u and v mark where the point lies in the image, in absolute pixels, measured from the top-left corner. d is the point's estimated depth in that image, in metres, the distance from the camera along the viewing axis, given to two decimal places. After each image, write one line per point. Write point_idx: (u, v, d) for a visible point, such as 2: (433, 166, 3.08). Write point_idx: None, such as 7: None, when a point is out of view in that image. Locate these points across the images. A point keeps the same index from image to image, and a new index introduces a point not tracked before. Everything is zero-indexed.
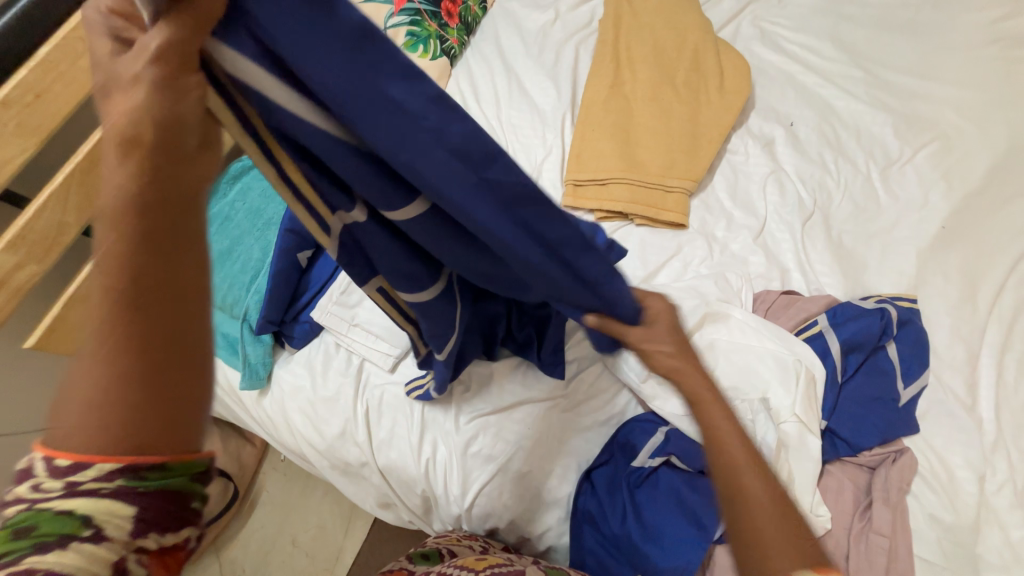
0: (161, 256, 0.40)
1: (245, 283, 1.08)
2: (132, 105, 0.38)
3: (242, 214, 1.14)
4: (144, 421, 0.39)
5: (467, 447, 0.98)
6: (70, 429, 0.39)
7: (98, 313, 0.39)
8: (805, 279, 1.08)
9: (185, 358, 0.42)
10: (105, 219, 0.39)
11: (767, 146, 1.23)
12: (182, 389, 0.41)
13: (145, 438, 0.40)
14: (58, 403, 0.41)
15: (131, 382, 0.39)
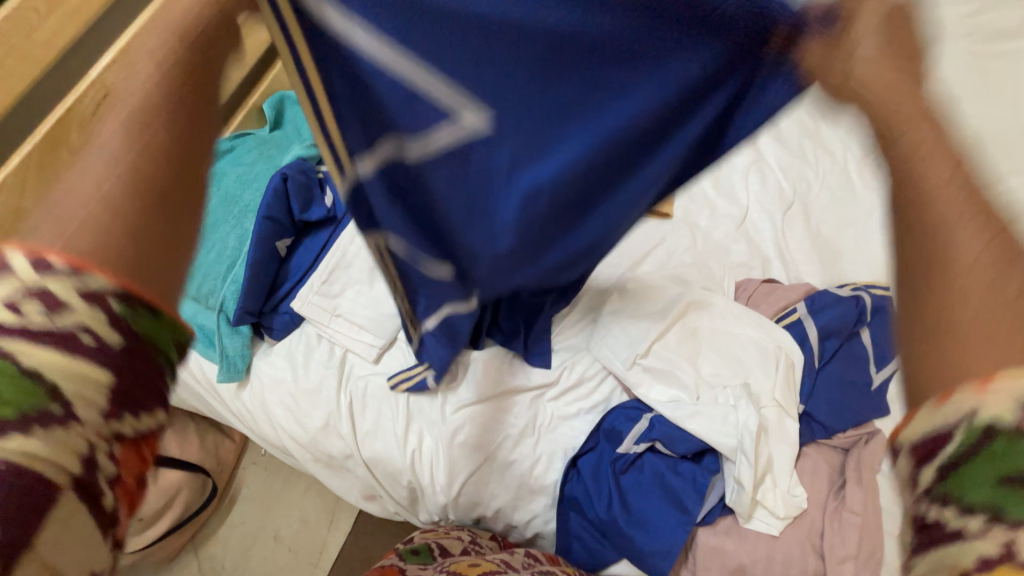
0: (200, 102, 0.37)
1: (221, 272, 1.04)
2: None
3: (216, 200, 1.09)
4: (153, 264, 0.34)
5: (453, 438, 0.97)
6: (62, 242, 0.32)
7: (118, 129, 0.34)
8: (784, 268, 1.10)
9: (196, 198, 0.36)
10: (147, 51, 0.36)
11: (749, 136, 1.24)
12: (190, 229, 0.36)
13: (143, 275, 0.33)
14: (44, 219, 0.33)
15: (142, 208, 0.34)
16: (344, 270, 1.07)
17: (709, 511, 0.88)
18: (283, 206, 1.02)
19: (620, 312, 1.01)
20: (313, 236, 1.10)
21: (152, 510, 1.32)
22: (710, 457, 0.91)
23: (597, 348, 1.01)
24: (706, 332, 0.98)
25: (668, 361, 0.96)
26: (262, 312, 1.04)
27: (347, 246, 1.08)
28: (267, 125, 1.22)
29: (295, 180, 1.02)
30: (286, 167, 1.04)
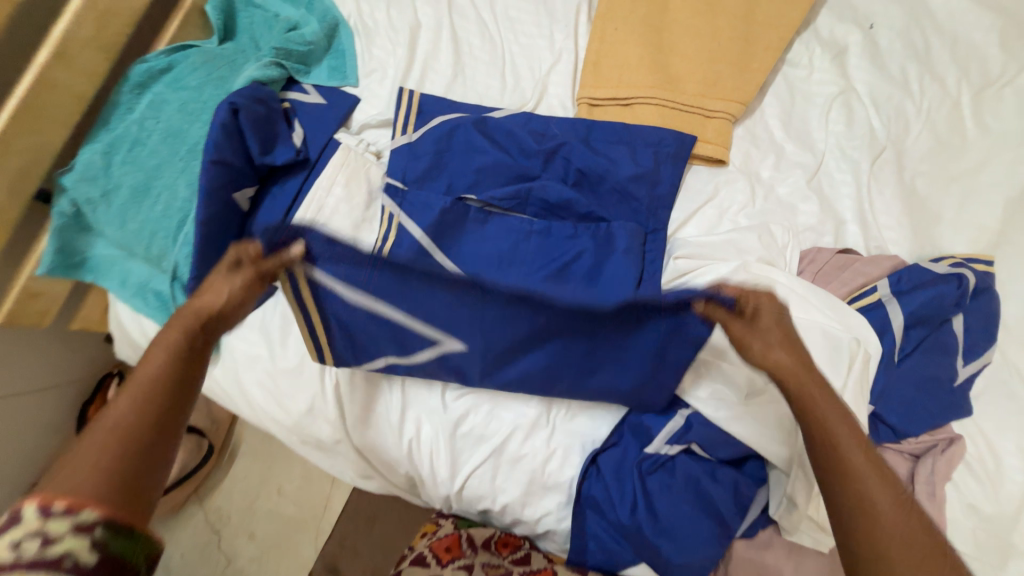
0: (166, 383, 0.57)
1: (171, 230, 0.84)
2: (231, 292, 0.68)
3: (157, 135, 0.86)
4: (101, 480, 0.48)
5: (457, 427, 0.85)
6: (86, 482, 0.47)
7: (119, 418, 0.53)
8: (864, 233, 0.88)
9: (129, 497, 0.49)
10: (162, 357, 0.59)
11: (836, 58, 0.95)
12: (152, 480, 0.51)
13: (124, 491, 0.48)
14: (63, 468, 0.49)
15: (112, 488, 0.48)
16: (320, 227, 0.86)
17: (750, 523, 0.77)
18: (236, 146, 0.79)
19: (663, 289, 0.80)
20: (280, 185, 0.86)
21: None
22: (752, 464, 0.79)
23: None
24: None
25: (719, 354, 0.78)
26: None
27: (323, 198, 0.86)
28: (216, 37, 0.95)
29: (248, 113, 0.80)
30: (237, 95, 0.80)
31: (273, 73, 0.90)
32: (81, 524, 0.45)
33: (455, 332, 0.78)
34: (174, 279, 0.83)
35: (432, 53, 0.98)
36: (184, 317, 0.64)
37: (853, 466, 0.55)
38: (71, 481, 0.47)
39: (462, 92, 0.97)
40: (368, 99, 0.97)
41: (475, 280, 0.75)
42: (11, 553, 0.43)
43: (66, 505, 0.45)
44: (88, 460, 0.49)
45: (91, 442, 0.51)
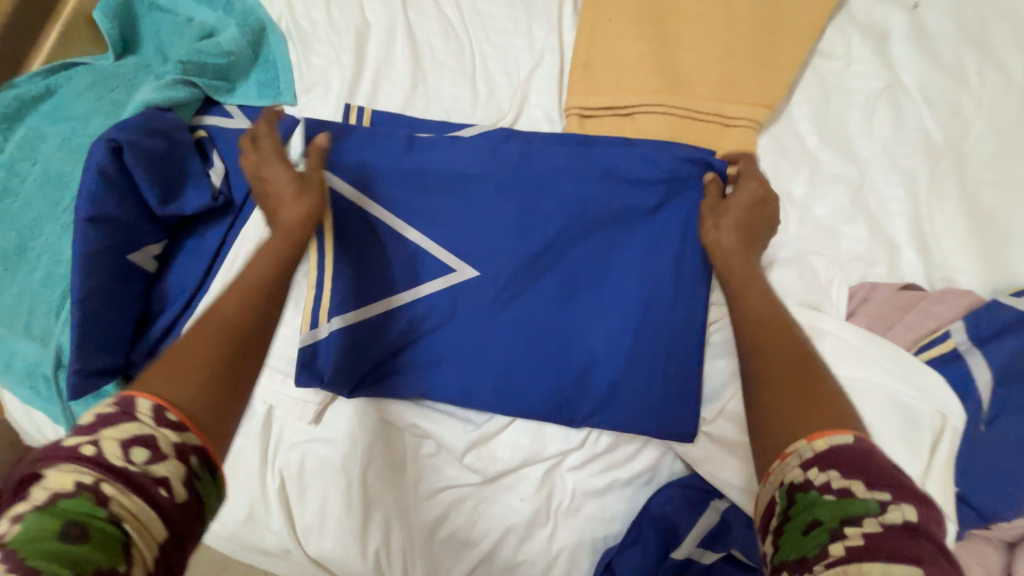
0: (254, 310, 0.50)
1: (52, 302, 0.66)
2: (308, 215, 0.60)
3: (32, 182, 0.68)
4: (199, 391, 0.42)
5: (435, 530, 0.69)
6: (182, 386, 0.42)
7: (234, 318, 0.48)
8: (924, 260, 0.72)
9: (227, 391, 0.44)
10: (245, 293, 0.51)
11: (876, 46, 0.79)
12: (228, 408, 0.44)
13: (209, 414, 0.42)
14: (165, 366, 0.43)
15: (209, 394, 0.43)
16: None
17: None
18: (125, 195, 0.62)
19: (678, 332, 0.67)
20: (198, 236, 0.70)
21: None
22: None
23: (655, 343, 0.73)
24: None
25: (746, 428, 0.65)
26: None
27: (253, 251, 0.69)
28: (111, 53, 0.77)
29: (138, 150, 0.62)
30: (121, 128, 0.62)
31: (180, 94, 0.71)
32: (178, 445, 0.39)
33: (472, 195, 0.71)
34: (58, 367, 0.65)
35: (385, 59, 0.80)
36: (292, 227, 0.59)
37: (795, 346, 0.53)
38: (181, 388, 0.42)
39: (423, 106, 0.79)
40: (309, 120, 0.79)
41: (492, 173, 0.71)
42: (115, 461, 0.36)
43: (182, 420, 0.40)
44: (193, 359, 0.44)
45: (197, 344, 0.45)
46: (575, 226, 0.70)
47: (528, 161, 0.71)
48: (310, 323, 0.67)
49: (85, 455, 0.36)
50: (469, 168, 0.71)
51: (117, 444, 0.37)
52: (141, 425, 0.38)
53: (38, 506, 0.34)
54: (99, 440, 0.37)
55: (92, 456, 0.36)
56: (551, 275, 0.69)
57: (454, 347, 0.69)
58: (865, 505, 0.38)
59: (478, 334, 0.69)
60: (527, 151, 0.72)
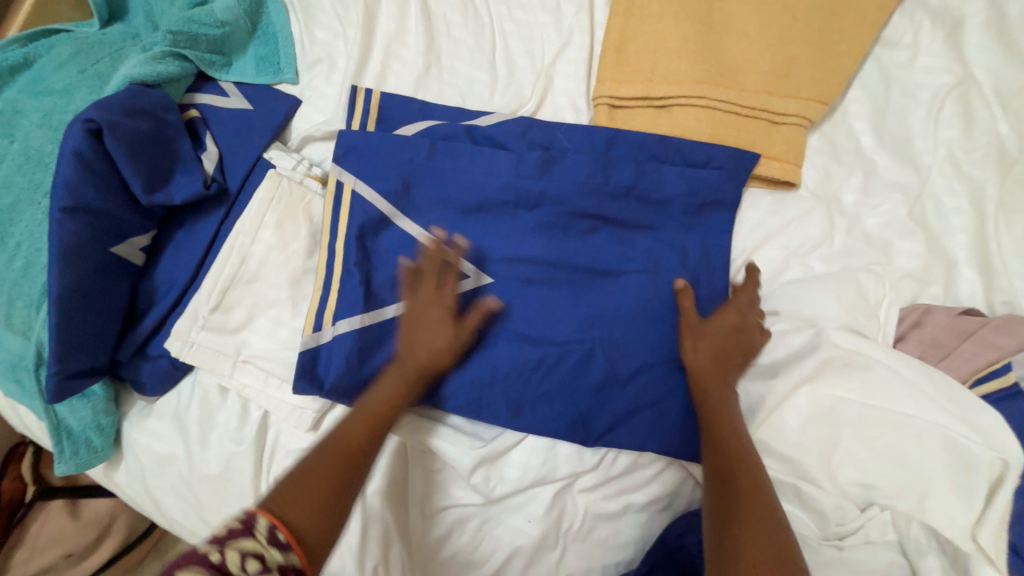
0: (375, 431, 0.58)
1: (32, 294, 0.61)
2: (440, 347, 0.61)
3: (10, 162, 0.63)
4: (314, 518, 0.50)
5: (438, 550, 0.66)
6: (294, 505, 0.50)
7: (352, 436, 0.57)
8: (985, 282, 0.64)
9: (333, 519, 0.52)
10: (373, 414, 0.59)
11: (950, 36, 0.68)
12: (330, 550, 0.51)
13: (318, 556, 0.49)
14: (297, 479, 0.52)
15: (321, 520, 0.51)
16: (248, 286, 0.65)
17: None
18: (105, 182, 0.56)
19: None
20: (188, 227, 0.65)
21: (83, 544, 1.00)
22: None
23: None
24: (851, 412, 0.57)
25: (780, 460, 0.59)
26: (117, 361, 0.63)
27: (247, 247, 0.64)
28: (97, 20, 0.70)
29: (120, 133, 0.56)
30: (101, 108, 0.56)
31: (168, 69, 0.64)
32: (282, 565, 0.45)
33: (489, 200, 0.65)
34: (39, 365, 0.61)
35: (396, 35, 0.72)
36: (406, 365, 0.61)
37: (750, 467, 0.53)
38: (308, 516, 0.50)
39: (437, 89, 0.72)
40: (312, 101, 0.72)
41: (512, 176, 0.65)
42: (234, 569, 0.41)
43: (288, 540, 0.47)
44: (318, 484, 0.53)
45: (320, 472, 0.54)
46: (598, 234, 0.65)
47: (553, 164, 0.65)
48: (313, 325, 0.63)
49: (213, 561, 0.41)
50: (490, 169, 0.65)
51: (237, 554, 0.42)
52: (257, 543, 0.45)
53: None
54: (225, 547, 0.43)
55: (217, 564, 0.41)
56: (568, 285, 0.65)
57: (462, 360, 0.64)
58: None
59: (491, 349, 0.64)
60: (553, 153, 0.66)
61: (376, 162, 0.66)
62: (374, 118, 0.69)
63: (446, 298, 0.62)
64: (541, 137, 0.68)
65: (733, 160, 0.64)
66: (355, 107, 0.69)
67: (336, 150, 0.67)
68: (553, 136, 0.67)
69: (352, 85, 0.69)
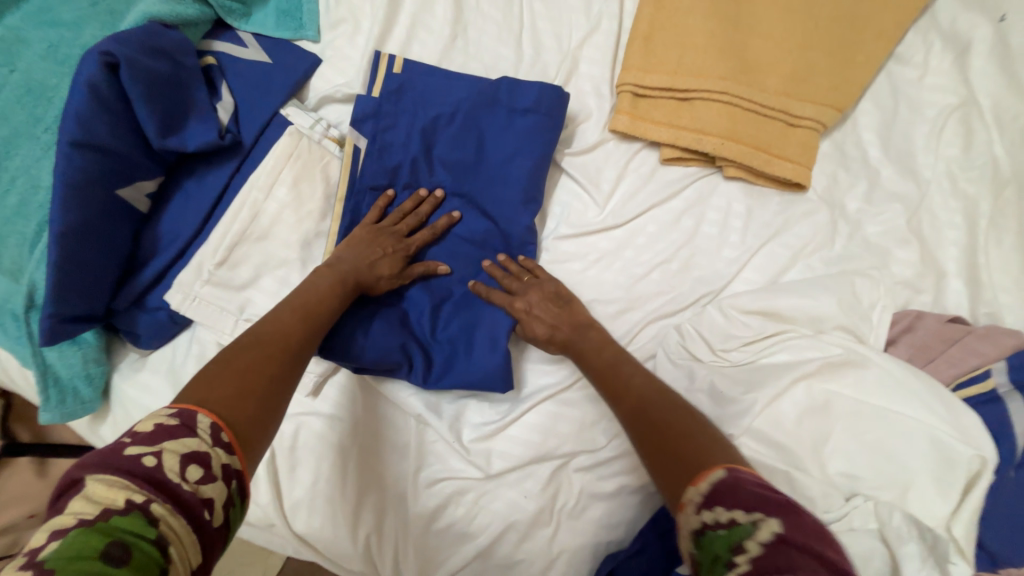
0: (288, 326, 0.53)
1: (25, 232, 0.58)
2: (326, 269, 0.59)
3: (9, 92, 0.59)
4: (249, 398, 0.44)
5: (432, 521, 0.65)
6: (213, 395, 0.43)
7: (276, 326, 0.52)
8: (970, 293, 0.67)
9: (274, 369, 0.48)
10: (279, 318, 0.53)
11: (957, 59, 0.71)
12: (270, 409, 0.45)
13: (246, 423, 0.42)
14: (206, 375, 0.45)
15: (247, 374, 0.46)
16: (258, 243, 0.63)
17: None
18: (118, 120, 0.55)
19: (696, 342, 0.67)
20: (198, 177, 0.63)
21: (49, 506, 0.92)
22: None
23: (674, 350, 0.67)
24: (843, 406, 0.59)
25: (776, 447, 0.60)
26: (113, 310, 0.61)
27: (261, 203, 0.63)
28: None
29: (137, 69, 0.55)
30: (119, 42, 0.54)
31: (188, 11, 0.63)
32: (225, 467, 0.39)
33: (485, 186, 0.68)
34: (30, 307, 0.58)
35: (424, 3, 0.71)
36: (338, 265, 0.60)
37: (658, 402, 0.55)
38: (230, 400, 0.43)
39: (462, 62, 0.71)
40: (333, 61, 0.71)
41: (507, 166, 0.67)
42: (170, 478, 0.36)
43: (232, 441, 0.40)
44: (229, 375, 0.45)
45: (246, 355, 0.48)
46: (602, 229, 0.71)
47: (542, 163, 0.66)
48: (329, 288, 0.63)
49: (145, 466, 0.35)
50: (488, 154, 0.67)
51: (176, 459, 0.36)
52: (197, 443, 0.38)
53: (87, 518, 0.33)
54: (161, 450, 0.36)
55: (149, 469, 0.35)
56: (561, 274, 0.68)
57: (466, 332, 0.65)
58: (745, 530, 0.37)
59: (493, 327, 0.65)
60: (535, 138, 0.66)
61: (394, 131, 0.66)
62: (397, 77, 0.66)
63: (405, 241, 0.64)
64: (522, 114, 0.66)
65: (741, 161, 0.68)
66: (377, 71, 0.66)
67: (355, 115, 0.66)
68: (533, 117, 0.66)
69: (375, 50, 0.67)
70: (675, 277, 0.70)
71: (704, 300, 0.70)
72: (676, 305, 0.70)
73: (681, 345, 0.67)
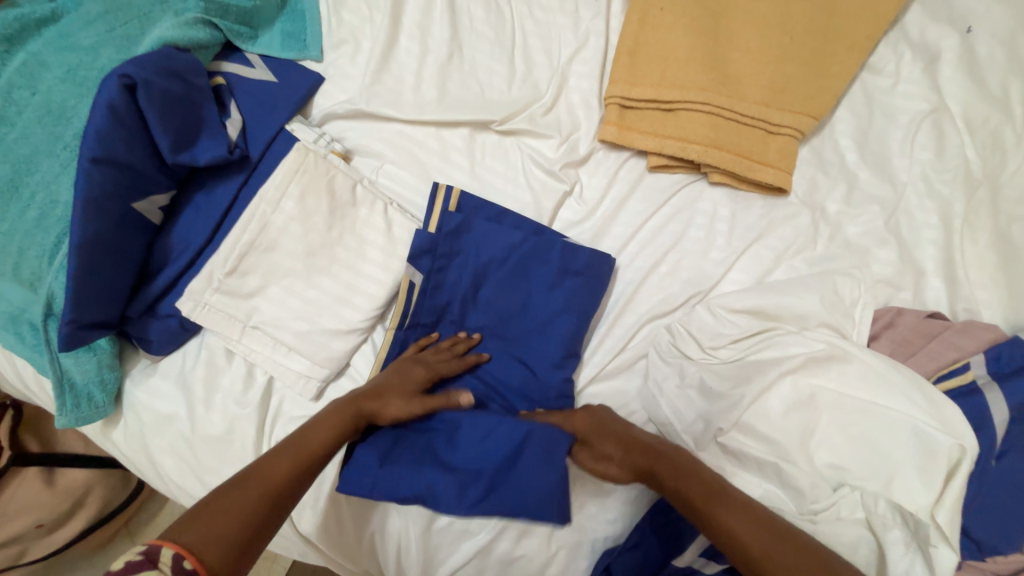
0: (280, 459, 0.54)
1: (44, 245, 0.61)
2: (337, 405, 0.61)
3: (30, 112, 0.63)
4: (224, 534, 0.47)
5: (432, 521, 0.66)
6: (190, 532, 0.46)
7: (271, 464, 0.54)
8: (949, 290, 0.70)
9: (261, 510, 0.50)
10: (276, 452, 0.55)
11: (926, 68, 0.75)
12: (248, 545, 0.48)
13: (218, 556, 0.46)
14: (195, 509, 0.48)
15: (231, 519, 0.48)
16: (265, 252, 0.66)
17: None
18: (134, 136, 0.58)
19: (687, 340, 0.69)
20: (207, 190, 0.66)
21: (55, 514, 0.94)
22: None
23: (666, 348, 0.70)
24: (828, 399, 0.62)
25: (764, 440, 0.62)
26: (126, 317, 0.64)
27: (269, 214, 0.66)
28: None
29: (153, 90, 0.58)
30: (137, 65, 0.58)
31: (199, 35, 0.67)
32: None
33: (525, 335, 0.68)
34: (48, 315, 0.61)
35: (421, 24, 0.75)
36: (349, 405, 0.61)
37: (740, 536, 0.52)
38: (213, 543, 0.46)
39: (457, 78, 0.75)
40: (335, 79, 0.75)
41: (551, 325, 0.67)
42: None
43: (195, 567, 0.44)
44: (215, 513, 0.48)
45: (241, 492, 0.50)
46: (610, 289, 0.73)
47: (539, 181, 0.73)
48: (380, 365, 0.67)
49: None
50: (534, 309, 0.68)
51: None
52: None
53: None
54: None
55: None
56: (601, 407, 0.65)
57: (500, 455, 0.63)
58: None
59: (529, 455, 0.62)
60: (581, 304, 0.67)
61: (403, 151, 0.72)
62: (455, 215, 0.68)
63: (432, 370, 0.65)
64: (572, 275, 0.67)
65: (723, 166, 0.72)
66: (434, 205, 0.69)
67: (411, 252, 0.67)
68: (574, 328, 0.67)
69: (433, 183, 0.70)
70: (665, 278, 0.73)
71: (694, 300, 0.72)
72: (667, 304, 0.72)
73: (673, 343, 0.70)
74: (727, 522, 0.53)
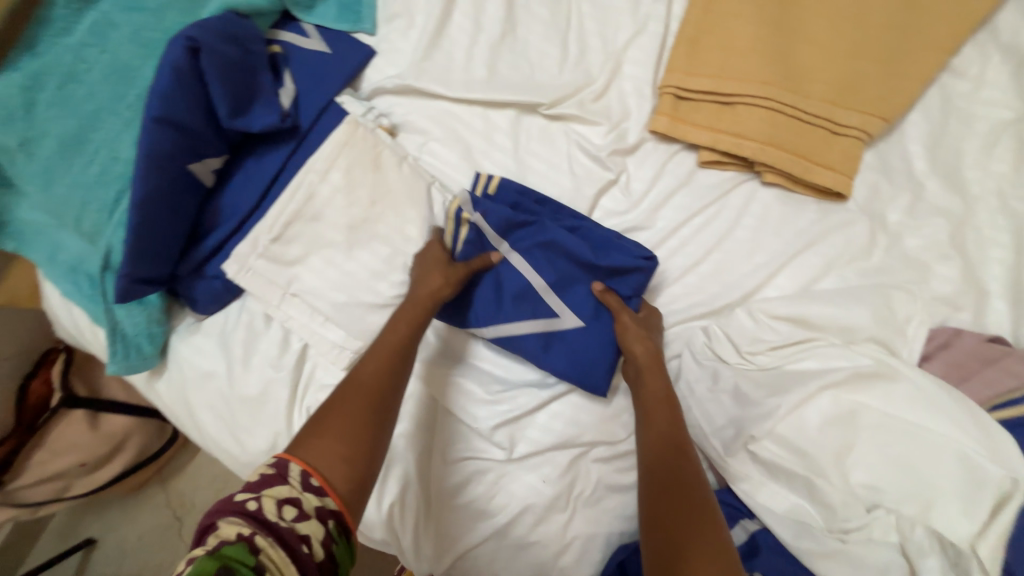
0: (371, 364, 0.58)
1: (105, 200, 0.64)
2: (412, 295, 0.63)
3: (97, 71, 0.65)
4: (339, 449, 0.50)
5: (453, 497, 0.67)
6: (313, 448, 0.50)
7: (368, 375, 0.57)
8: (1013, 313, 0.66)
9: (366, 421, 0.53)
10: (371, 359, 0.59)
11: (1015, 73, 0.69)
12: (357, 457, 0.51)
13: (341, 473, 0.49)
14: (315, 426, 0.52)
15: (342, 429, 0.52)
16: (308, 222, 0.67)
17: None
18: (194, 99, 0.60)
19: (723, 343, 0.67)
20: (258, 157, 0.68)
21: (97, 456, 1.00)
22: None
23: (701, 349, 0.68)
24: (870, 417, 0.59)
25: (796, 451, 0.61)
26: (176, 275, 0.67)
27: (315, 184, 0.67)
28: None
29: (215, 55, 0.59)
30: (200, 28, 0.59)
31: (259, 1, 0.68)
32: (318, 509, 0.46)
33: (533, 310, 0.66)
34: (105, 269, 0.65)
35: (476, 1, 0.74)
36: (417, 294, 0.63)
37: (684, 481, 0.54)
38: (330, 458, 0.49)
39: (509, 59, 0.73)
40: (386, 54, 0.74)
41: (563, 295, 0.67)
42: (270, 517, 0.44)
43: (321, 484, 0.47)
44: (332, 430, 0.51)
45: (344, 406, 0.54)
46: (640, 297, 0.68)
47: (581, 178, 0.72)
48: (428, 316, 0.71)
49: (251, 508, 0.44)
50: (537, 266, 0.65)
51: (274, 503, 0.44)
52: (290, 489, 0.46)
53: (210, 548, 0.40)
54: (260, 496, 0.45)
55: (255, 512, 0.44)
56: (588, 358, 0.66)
57: None
58: None
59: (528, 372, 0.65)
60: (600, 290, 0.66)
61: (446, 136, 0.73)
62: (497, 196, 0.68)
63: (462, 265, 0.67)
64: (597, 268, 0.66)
65: (777, 167, 0.69)
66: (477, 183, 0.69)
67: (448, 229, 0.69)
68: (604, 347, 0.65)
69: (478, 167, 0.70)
70: (706, 280, 0.71)
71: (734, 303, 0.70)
72: (705, 305, 0.71)
73: (709, 344, 0.68)
74: (676, 468, 0.56)
